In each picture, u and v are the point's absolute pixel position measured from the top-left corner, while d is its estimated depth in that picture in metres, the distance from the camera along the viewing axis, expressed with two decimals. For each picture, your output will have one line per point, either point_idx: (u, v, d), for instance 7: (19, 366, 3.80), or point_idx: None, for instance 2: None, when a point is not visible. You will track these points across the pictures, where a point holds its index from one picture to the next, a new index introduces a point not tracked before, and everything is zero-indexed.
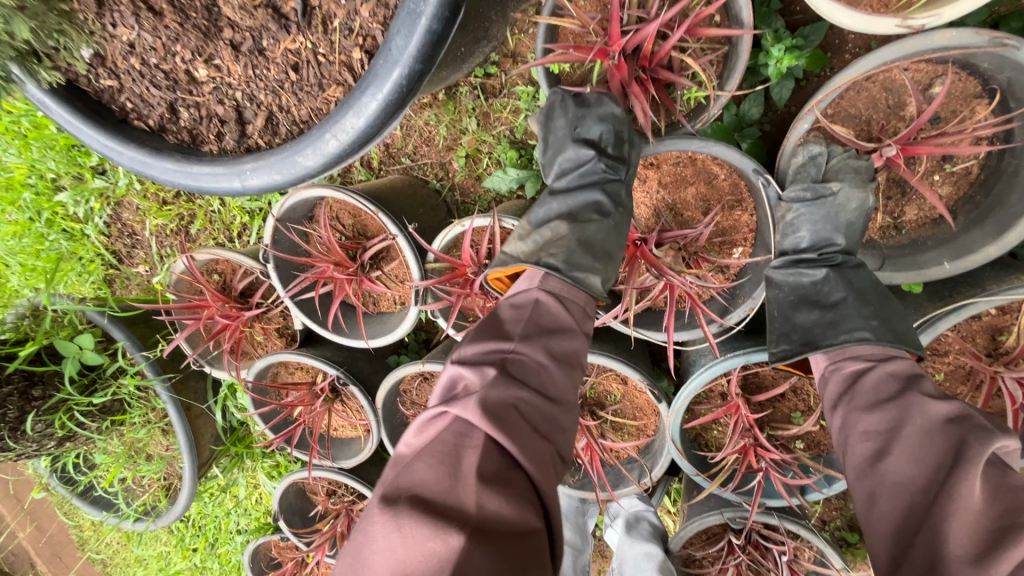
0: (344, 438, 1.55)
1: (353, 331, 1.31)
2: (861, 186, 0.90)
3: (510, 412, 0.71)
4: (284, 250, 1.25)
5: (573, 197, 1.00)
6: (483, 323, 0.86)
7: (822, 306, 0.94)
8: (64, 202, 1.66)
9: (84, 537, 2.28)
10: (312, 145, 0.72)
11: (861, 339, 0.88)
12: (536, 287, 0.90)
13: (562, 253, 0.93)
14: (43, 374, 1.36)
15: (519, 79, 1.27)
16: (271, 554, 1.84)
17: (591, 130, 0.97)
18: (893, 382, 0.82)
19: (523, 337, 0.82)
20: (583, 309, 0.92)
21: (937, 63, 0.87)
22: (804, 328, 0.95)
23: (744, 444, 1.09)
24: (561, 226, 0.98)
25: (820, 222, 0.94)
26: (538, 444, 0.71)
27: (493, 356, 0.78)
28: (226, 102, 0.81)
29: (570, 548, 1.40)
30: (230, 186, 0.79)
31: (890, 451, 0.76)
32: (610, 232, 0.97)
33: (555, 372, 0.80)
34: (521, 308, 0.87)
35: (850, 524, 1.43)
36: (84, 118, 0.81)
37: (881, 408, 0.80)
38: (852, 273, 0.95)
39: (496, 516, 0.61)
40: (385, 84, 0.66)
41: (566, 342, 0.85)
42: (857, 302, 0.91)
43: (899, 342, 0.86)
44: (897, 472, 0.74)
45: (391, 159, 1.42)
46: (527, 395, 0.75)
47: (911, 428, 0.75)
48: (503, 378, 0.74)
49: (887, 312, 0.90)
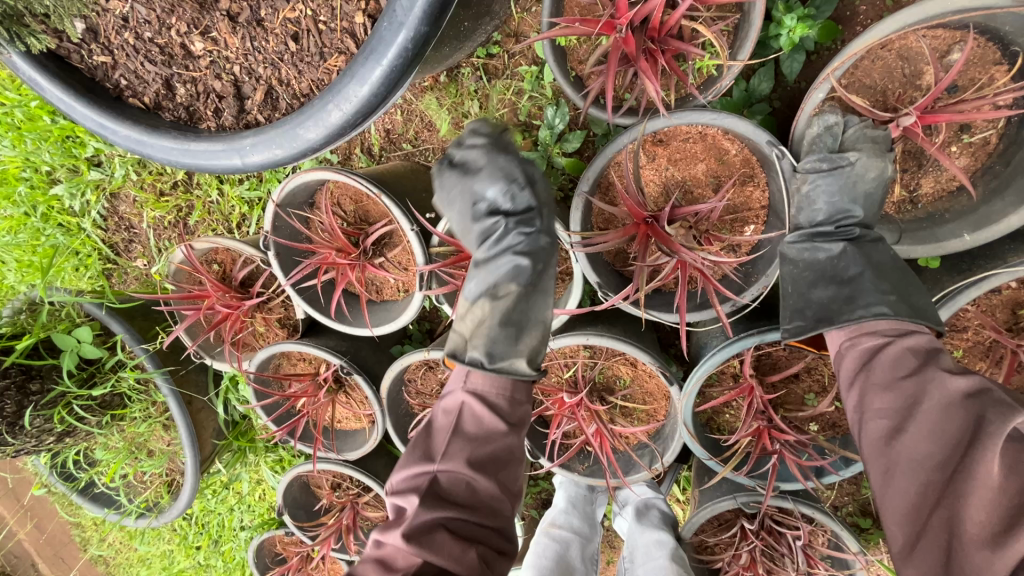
0: (349, 430, 1.52)
1: (357, 319, 1.28)
2: (879, 157, 0.89)
3: (436, 534, 0.75)
4: (285, 236, 1.22)
5: (490, 269, 0.98)
6: (416, 439, 0.89)
7: (838, 282, 0.92)
8: (60, 196, 1.64)
9: (87, 536, 2.26)
10: (316, 117, 0.69)
11: (878, 314, 0.85)
12: (460, 388, 0.90)
13: (484, 342, 0.92)
14: (41, 368, 1.34)
15: (522, 60, 1.25)
16: (276, 550, 1.82)
17: (487, 193, 1.00)
18: (910, 359, 0.79)
19: (447, 452, 0.84)
20: (511, 397, 0.91)
21: (955, 28, 0.85)
22: (820, 304, 0.92)
23: (757, 426, 1.07)
24: (482, 306, 0.96)
25: (836, 196, 0.92)
26: (468, 557, 0.76)
27: (422, 477, 0.82)
28: (223, 76, 0.78)
29: (578, 536, 1.36)
30: (230, 164, 0.76)
31: (905, 429, 0.74)
32: (530, 299, 0.97)
33: (483, 480, 0.83)
34: (449, 418, 0.88)
35: (863, 509, 1.42)
36: (76, 95, 0.78)
37: (898, 384, 0.77)
38: (869, 249, 0.92)
39: None
40: (390, 50, 0.63)
41: (496, 444, 0.85)
42: (874, 277, 0.89)
43: (918, 317, 0.84)
44: (911, 450, 0.72)
45: (393, 145, 1.40)
46: (454, 512, 0.79)
47: (929, 405, 0.73)
48: (430, 500, 0.79)
49: (905, 287, 0.88)
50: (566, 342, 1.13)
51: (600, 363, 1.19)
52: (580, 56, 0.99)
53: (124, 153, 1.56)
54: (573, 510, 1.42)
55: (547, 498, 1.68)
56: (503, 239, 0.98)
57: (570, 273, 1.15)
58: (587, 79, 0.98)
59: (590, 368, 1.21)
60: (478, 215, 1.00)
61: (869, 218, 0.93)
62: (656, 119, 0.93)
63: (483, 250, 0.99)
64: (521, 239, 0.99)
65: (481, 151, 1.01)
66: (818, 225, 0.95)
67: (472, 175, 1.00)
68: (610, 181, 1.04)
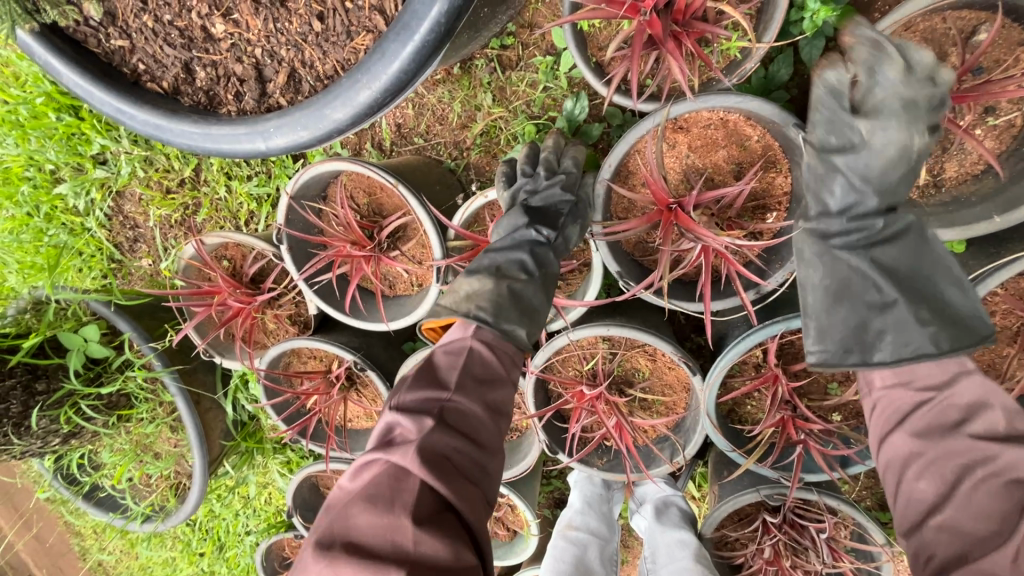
0: (360, 429, 1.49)
1: (371, 314, 1.26)
2: (906, 128, 0.81)
3: (444, 466, 0.70)
4: (298, 229, 1.21)
5: (506, 251, 0.95)
6: (417, 369, 0.81)
7: (868, 304, 0.86)
8: (64, 195, 1.61)
9: (86, 546, 2.22)
10: (343, 97, 0.68)
11: (920, 354, 0.81)
12: (470, 336, 0.84)
13: (491, 305, 0.87)
14: (46, 367, 1.31)
15: (536, 50, 1.24)
16: (285, 554, 1.79)
17: (542, 198, 1.01)
18: (948, 418, 0.78)
19: (460, 384, 0.78)
20: (507, 361, 0.85)
21: (981, 8, 0.85)
22: (852, 331, 0.86)
23: (782, 416, 1.05)
24: (488, 279, 0.90)
25: (850, 193, 0.86)
26: (470, 495, 0.71)
27: (430, 405, 0.75)
28: (244, 59, 0.77)
29: (596, 538, 1.33)
30: (254, 148, 0.75)
31: (941, 508, 0.74)
32: (537, 290, 0.93)
33: (489, 423, 0.78)
34: (455, 356, 0.81)
35: (882, 502, 1.40)
36: (94, 80, 0.77)
37: (933, 452, 0.77)
38: (898, 255, 0.86)
39: (434, 550, 0.62)
40: (423, 25, 0.63)
41: (501, 391, 0.82)
42: (905, 299, 0.84)
43: (958, 347, 0.80)
44: (946, 542, 0.72)
45: (404, 139, 1.38)
46: (462, 445, 0.73)
47: (966, 488, 0.73)
48: (441, 431, 0.73)
49: (941, 310, 0.83)
50: (586, 334, 1.11)
51: (620, 354, 1.17)
52: (600, 42, 0.99)
53: (131, 150, 1.54)
54: (589, 510, 1.39)
55: (559, 497, 1.66)
56: (523, 232, 0.97)
57: (588, 263, 1.14)
58: (609, 65, 0.98)
59: (609, 361, 1.19)
60: (507, 215, 1.01)
61: (894, 221, 0.86)
62: (680, 103, 0.92)
63: (505, 237, 0.97)
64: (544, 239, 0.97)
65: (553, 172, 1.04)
66: (839, 236, 0.88)
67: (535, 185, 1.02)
68: (631, 169, 1.02)
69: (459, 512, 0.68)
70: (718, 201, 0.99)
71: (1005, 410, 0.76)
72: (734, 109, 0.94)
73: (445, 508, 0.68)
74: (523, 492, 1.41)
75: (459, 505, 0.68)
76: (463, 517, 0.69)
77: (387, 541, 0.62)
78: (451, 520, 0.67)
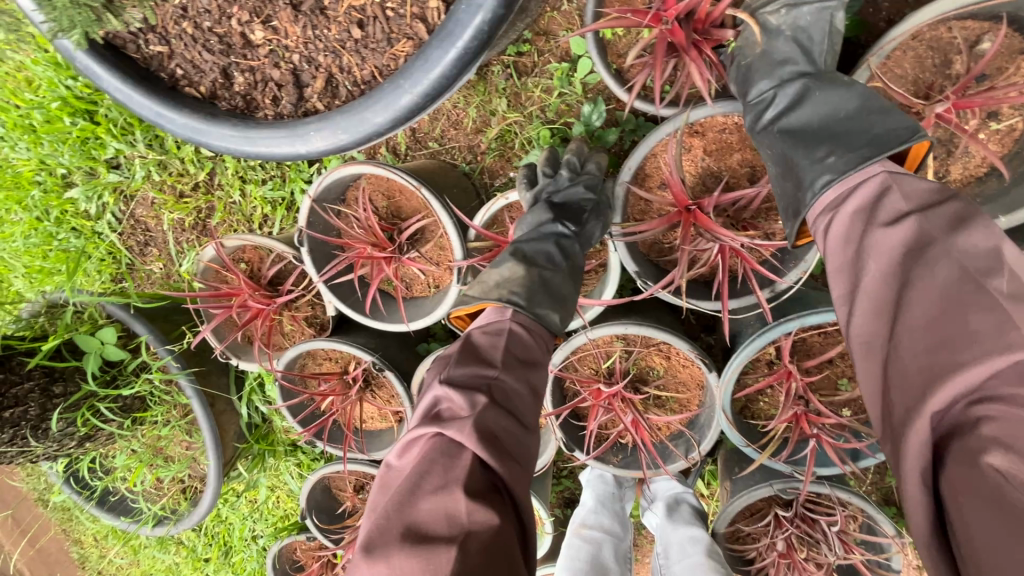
0: (375, 430, 1.50)
1: (391, 316, 1.28)
2: (756, 16, 0.92)
3: (495, 442, 0.72)
4: (318, 231, 1.23)
5: (533, 242, 0.98)
6: (458, 347, 0.83)
7: (791, 165, 0.84)
8: (74, 199, 1.60)
9: (85, 554, 2.17)
10: (385, 100, 0.71)
11: (825, 185, 0.77)
12: (507, 318, 0.86)
13: (523, 290, 0.89)
14: (64, 370, 1.31)
15: (551, 57, 1.27)
16: (295, 557, 1.78)
17: (566, 195, 1.05)
18: (856, 219, 0.73)
19: (506, 363, 0.81)
20: (540, 344, 0.88)
21: (984, 19, 0.89)
22: (789, 198, 0.84)
23: (795, 412, 1.08)
24: (517, 267, 0.93)
25: (745, 90, 0.93)
26: (517, 470, 0.72)
27: (478, 381, 0.76)
28: (282, 65, 0.79)
29: (610, 536, 1.33)
30: (294, 151, 0.77)
31: (853, 313, 0.69)
32: (565, 279, 0.95)
33: (530, 401, 0.81)
34: (496, 336, 0.84)
35: (887, 498, 1.43)
36: (135, 84, 0.79)
37: (840, 260, 0.73)
38: (805, 114, 0.86)
39: (487, 527, 0.63)
40: (466, 32, 0.65)
41: (539, 373, 0.85)
42: (813, 146, 0.83)
43: (867, 160, 0.75)
44: (865, 347, 0.67)
45: (418, 144, 1.40)
46: (509, 424, 0.75)
47: (871, 282, 0.67)
48: (490, 406, 0.74)
49: (851, 138, 0.79)
50: (605, 332, 1.14)
51: (636, 352, 1.20)
52: (619, 49, 1.03)
53: (145, 154, 1.55)
54: (602, 508, 1.39)
55: (570, 496, 1.68)
56: (549, 226, 1.00)
57: (606, 264, 1.16)
58: (628, 71, 1.02)
59: (625, 360, 1.22)
60: (530, 211, 1.05)
61: (791, 87, 0.88)
62: (699, 107, 0.96)
63: (530, 231, 1.01)
64: (569, 232, 1.00)
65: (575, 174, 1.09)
66: (750, 121, 0.91)
67: (557, 185, 1.07)
68: (648, 172, 1.06)
69: (506, 489, 0.70)
70: (734, 203, 1.02)
71: (907, 189, 0.69)
72: None
73: (493, 485, 0.69)
74: (535, 491, 1.42)
75: (507, 481, 0.70)
76: (509, 495, 0.70)
77: (441, 512, 0.64)
78: (498, 498, 0.68)
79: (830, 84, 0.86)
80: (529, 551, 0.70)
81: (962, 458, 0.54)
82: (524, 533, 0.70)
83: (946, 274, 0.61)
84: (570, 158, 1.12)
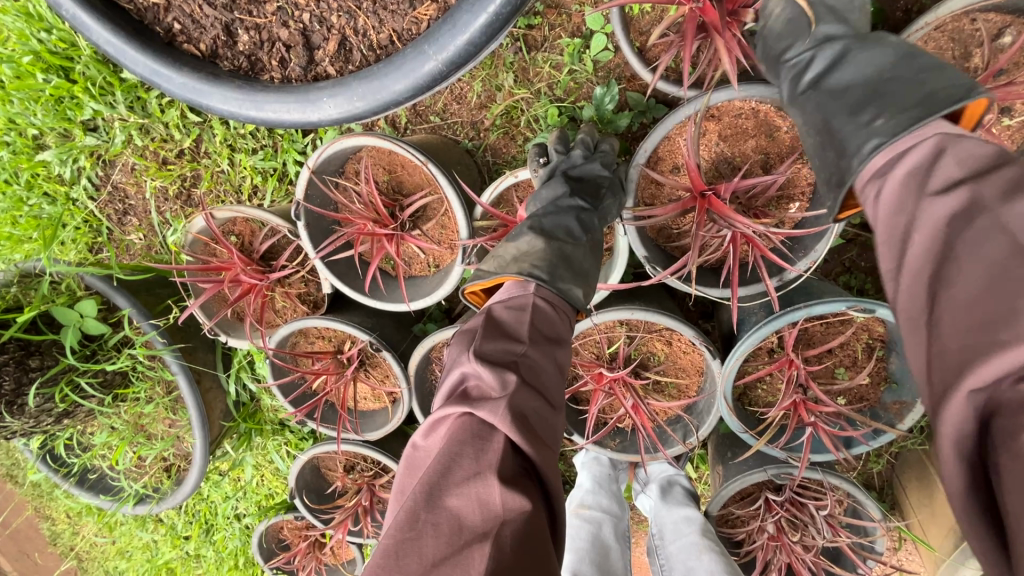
0: (369, 410, 1.47)
1: (391, 295, 1.24)
2: None
3: (528, 420, 0.72)
4: (316, 204, 1.18)
5: (551, 215, 0.97)
6: (480, 323, 0.82)
7: (836, 121, 0.77)
8: (47, 162, 1.49)
9: (56, 531, 2.09)
10: (406, 68, 0.72)
11: (875, 150, 0.68)
12: (530, 293, 0.86)
13: (545, 264, 0.89)
14: (40, 343, 1.25)
15: (562, 32, 1.23)
16: (282, 536, 1.75)
17: (581, 172, 1.05)
18: (908, 182, 0.63)
19: (533, 340, 0.81)
20: (564, 318, 0.88)
21: (1007, 12, 0.91)
22: (831, 168, 0.76)
23: (795, 399, 1.09)
24: (537, 240, 0.92)
25: (777, 53, 0.88)
26: (545, 449, 0.72)
27: (507, 357, 0.77)
28: (291, 24, 0.80)
29: (609, 515, 1.28)
30: (303, 117, 0.77)
31: (897, 287, 0.60)
32: (586, 253, 0.96)
33: (555, 378, 0.81)
34: (520, 311, 0.84)
35: (868, 482, 1.48)
36: (127, 37, 0.77)
37: (885, 228, 0.64)
38: (854, 68, 0.78)
39: (521, 517, 0.62)
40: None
41: (562, 351, 0.85)
42: (858, 109, 0.74)
43: (919, 120, 0.65)
44: (909, 319, 0.59)
45: (419, 117, 1.34)
46: (539, 405, 0.75)
47: (914, 252, 0.59)
48: (521, 384, 0.74)
49: (897, 97, 0.70)
50: (610, 317, 1.12)
51: (639, 338, 1.19)
52: (640, 26, 1.03)
53: (126, 117, 1.45)
54: (600, 489, 1.33)
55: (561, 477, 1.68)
56: (567, 201, 1.00)
57: (614, 247, 1.15)
58: (649, 50, 1.02)
59: (628, 345, 1.21)
60: (545, 185, 1.04)
61: (829, 47, 0.82)
62: (723, 89, 0.94)
63: (542, 207, 1.01)
64: (585, 208, 1.00)
65: (586, 154, 1.09)
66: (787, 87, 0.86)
67: (571, 161, 1.07)
68: (662, 155, 1.04)
69: (537, 472, 0.70)
70: (747, 190, 1.02)
71: (962, 154, 0.59)
72: (772, 99, 0.96)
73: (523, 468, 0.69)
74: None
75: (539, 465, 0.69)
76: (538, 479, 0.70)
77: (473, 499, 0.63)
78: (529, 483, 0.68)
79: (879, 47, 0.78)
80: (554, 534, 0.70)
81: (1005, 440, 0.46)
82: (550, 521, 0.69)
83: (1000, 247, 0.51)
84: (584, 138, 1.11)
